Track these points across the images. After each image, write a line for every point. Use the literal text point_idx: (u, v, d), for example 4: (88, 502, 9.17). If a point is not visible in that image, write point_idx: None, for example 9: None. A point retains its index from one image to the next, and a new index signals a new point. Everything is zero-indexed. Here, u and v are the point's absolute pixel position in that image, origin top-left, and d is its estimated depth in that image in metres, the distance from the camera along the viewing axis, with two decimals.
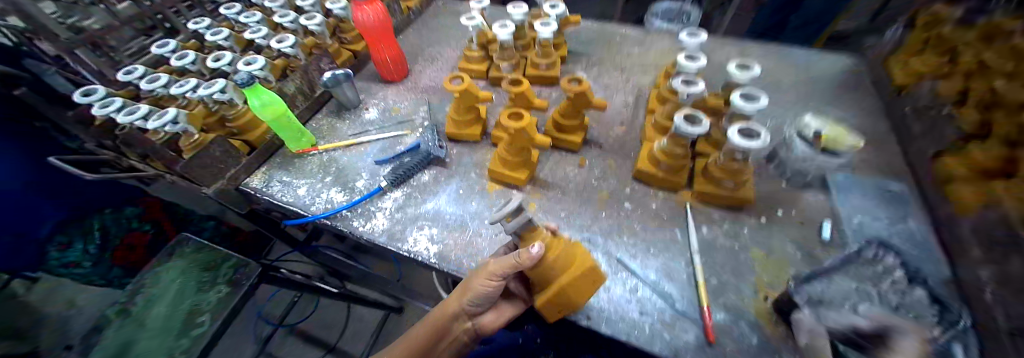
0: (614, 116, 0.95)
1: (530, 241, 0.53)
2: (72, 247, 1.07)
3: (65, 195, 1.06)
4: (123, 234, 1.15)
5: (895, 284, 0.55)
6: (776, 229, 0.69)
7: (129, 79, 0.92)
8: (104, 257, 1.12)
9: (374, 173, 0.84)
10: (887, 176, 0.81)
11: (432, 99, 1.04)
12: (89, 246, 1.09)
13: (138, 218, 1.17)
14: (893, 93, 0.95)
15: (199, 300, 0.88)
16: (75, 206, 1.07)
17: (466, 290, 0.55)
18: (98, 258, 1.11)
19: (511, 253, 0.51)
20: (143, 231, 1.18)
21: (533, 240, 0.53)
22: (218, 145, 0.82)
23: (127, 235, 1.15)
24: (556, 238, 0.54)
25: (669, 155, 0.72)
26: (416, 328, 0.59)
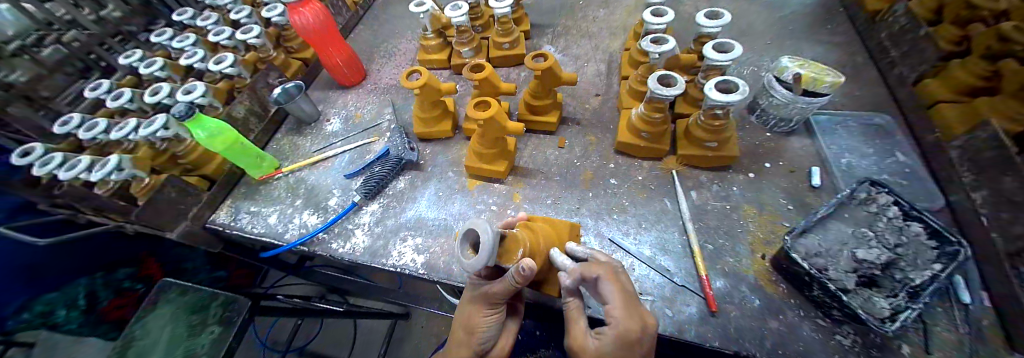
0: (588, 88, 0.90)
1: (511, 254, 0.48)
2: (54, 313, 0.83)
3: (47, 264, 0.79)
4: (112, 294, 0.90)
5: (890, 223, 0.54)
6: (766, 182, 0.67)
7: (67, 130, 0.84)
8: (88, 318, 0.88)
9: (346, 188, 0.79)
10: (871, 108, 0.79)
11: (396, 98, 0.98)
12: (71, 313, 0.84)
13: (131, 277, 0.91)
14: (866, 20, 0.92)
15: (193, 345, 0.83)
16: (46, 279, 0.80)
17: (471, 328, 0.50)
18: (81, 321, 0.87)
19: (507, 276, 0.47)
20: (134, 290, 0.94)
21: (517, 250, 0.49)
22: (173, 185, 0.75)
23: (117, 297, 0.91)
24: (528, 230, 0.53)
25: (647, 122, 0.67)
26: None
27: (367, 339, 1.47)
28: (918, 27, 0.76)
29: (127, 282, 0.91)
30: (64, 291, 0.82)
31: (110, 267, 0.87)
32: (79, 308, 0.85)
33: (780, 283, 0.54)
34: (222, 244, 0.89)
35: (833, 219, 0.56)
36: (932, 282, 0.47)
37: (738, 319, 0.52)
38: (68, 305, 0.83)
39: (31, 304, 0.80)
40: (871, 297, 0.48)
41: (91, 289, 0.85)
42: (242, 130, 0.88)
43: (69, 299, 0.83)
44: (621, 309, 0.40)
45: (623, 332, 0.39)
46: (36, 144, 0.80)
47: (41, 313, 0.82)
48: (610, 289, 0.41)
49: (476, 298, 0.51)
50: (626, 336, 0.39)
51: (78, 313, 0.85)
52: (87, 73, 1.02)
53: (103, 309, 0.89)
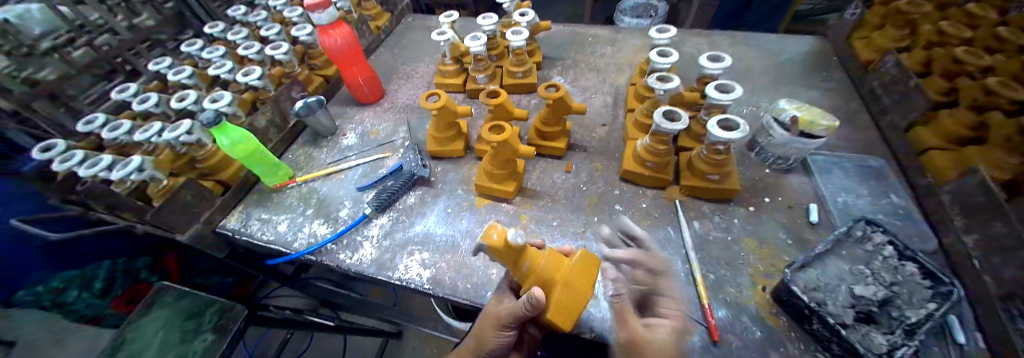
0: (595, 118, 0.94)
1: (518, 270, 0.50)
2: (67, 292, 0.94)
3: (65, 252, 0.88)
4: (128, 283, 1.01)
5: (885, 262, 0.56)
6: (765, 216, 0.69)
7: (90, 129, 0.87)
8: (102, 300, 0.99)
9: (357, 200, 0.81)
10: (866, 151, 0.83)
11: (411, 118, 1.02)
12: (84, 294, 0.96)
13: (149, 268, 1.02)
14: (859, 70, 0.98)
15: (185, 351, 0.83)
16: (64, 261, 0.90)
17: (481, 340, 0.53)
18: (93, 301, 0.98)
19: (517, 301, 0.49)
20: (148, 282, 1.04)
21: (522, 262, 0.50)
22: (189, 188, 0.77)
23: (131, 287, 1.02)
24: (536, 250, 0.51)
25: (652, 153, 0.71)
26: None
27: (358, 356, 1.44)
28: (907, 78, 0.82)
29: (145, 273, 1.02)
30: (85, 272, 0.93)
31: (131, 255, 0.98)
32: (92, 291, 0.97)
33: (781, 316, 0.55)
34: (228, 250, 0.90)
35: (831, 255, 0.58)
36: (927, 321, 0.48)
37: (739, 349, 0.53)
38: (84, 285, 0.95)
39: (49, 279, 0.92)
40: (869, 333, 0.49)
41: (111, 274, 0.97)
42: (262, 139, 0.91)
43: (87, 280, 0.95)
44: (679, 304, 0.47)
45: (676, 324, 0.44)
46: (59, 141, 0.83)
47: (54, 290, 0.93)
48: (671, 285, 0.48)
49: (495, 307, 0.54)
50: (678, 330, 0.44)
51: (92, 294, 0.97)
52: (113, 75, 1.07)
53: (116, 296, 1.01)
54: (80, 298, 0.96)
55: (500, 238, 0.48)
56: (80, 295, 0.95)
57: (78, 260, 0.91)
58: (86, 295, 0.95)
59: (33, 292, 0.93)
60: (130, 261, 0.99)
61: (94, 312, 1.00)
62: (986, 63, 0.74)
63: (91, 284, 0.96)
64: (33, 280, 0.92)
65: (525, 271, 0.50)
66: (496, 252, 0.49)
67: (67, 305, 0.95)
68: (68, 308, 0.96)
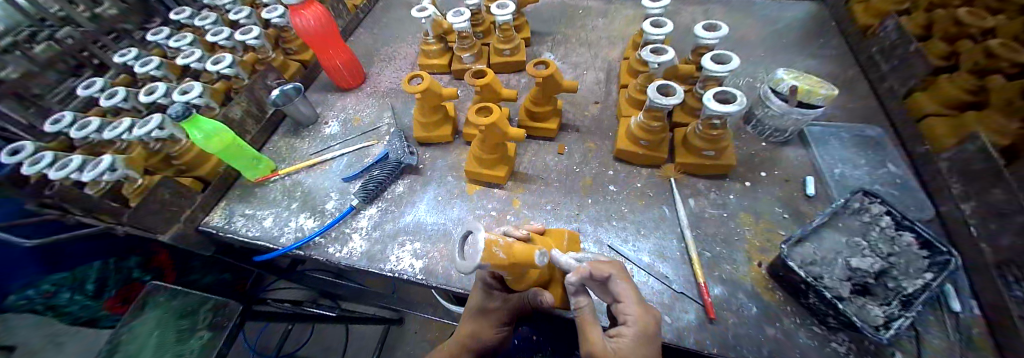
0: (588, 96, 0.91)
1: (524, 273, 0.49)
2: (59, 294, 0.90)
3: (58, 255, 0.84)
4: (121, 283, 0.98)
5: (882, 233, 0.56)
6: (761, 190, 0.68)
7: (58, 128, 0.82)
8: (95, 302, 0.96)
9: (344, 191, 0.79)
10: (862, 120, 0.81)
11: (395, 103, 0.98)
12: (77, 296, 0.92)
13: (140, 267, 1.00)
14: (858, 35, 0.94)
15: (181, 350, 0.81)
16: (56, 262, 0.86)
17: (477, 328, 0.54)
18: (87, 302, 0.94)
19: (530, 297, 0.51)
20: (141, 281, 1.01)
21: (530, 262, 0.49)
22: (166, 187, 0.74)
23: (124, 287, 0.99)
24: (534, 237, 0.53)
25: (647, 130, 0.68)
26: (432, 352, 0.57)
27: (360, 343, 1.45)
28: (907, 43, 0.79)
29: (136, 272, 1.00)
30: (75, 274, 0.90)
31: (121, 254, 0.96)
32: (85, 293, 0.93)
33: (777, 291, 0.55)
34: (215, 247, 0.87)
35: (828, 227, 0.57)
36: (924, 292, 0.48)
37: (736, 326, 0.52)
38: (75, 288, 0.91)
39: (39, 282, 0.88)
40: (866, 305, 0.49)
41: (103, 275, 0.94)
42: (239, 131, 0.87)
43: (78, 282, 0.91)
44: (635, 306, 0.42)
45: (642, 327, 0.41)
46: (26, 143, 0.80)
47: (46, 293, 0.89)
48: (624, 287, 0.43)
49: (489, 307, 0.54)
50: (645, 332, 0.41)
51: (85, 296, 0.93)
52: (79, 70, 1.01)
53: (108, 298, 0.97)
54: (72, 301, 0.92)
55: (507, 253, 0.44)
56: (71, 298, 0.91)
57: (71, 261, 0.87)
58: (78, 297, 0.92)
59: (23, 296, 0.89)
60: (121, 261, 0.97)
61: (88, 315, 0.97)
62: (989, 25, 0.70)
63: (82, 287, 0.92)
64: (21, 284, 0.87)
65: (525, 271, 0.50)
66: (502, 266, 0.44)
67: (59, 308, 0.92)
68: (61, 311, 0.94)
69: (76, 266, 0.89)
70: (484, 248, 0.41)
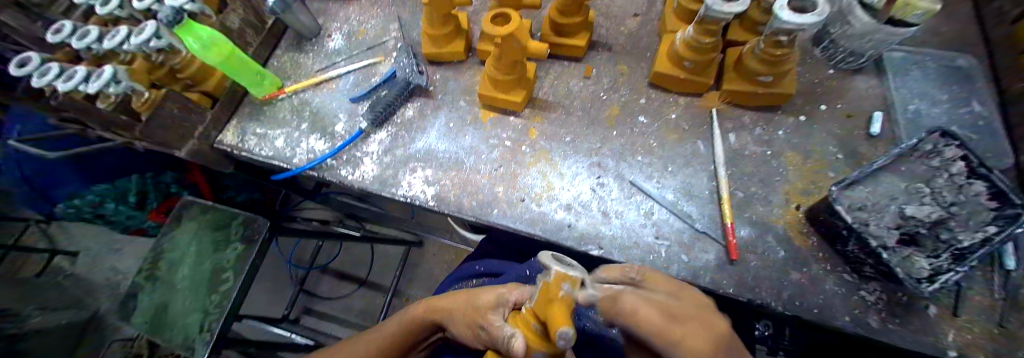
0: (624, 7, 0.77)
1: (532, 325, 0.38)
2: (104, 205, 0.98)
3: (93, 167, 0.93)
4: (162, 197, 1.04)
5: (952, 179, 0.48)
6: (817, 127, 0.60)
7: (59, 39, 0.77)
8: (140, 213, 1.02)
9: (352, 114, 0.75)
10: (959, 45, 0.66)
11: (403, 14, 0.87)
12: (123, 206, 0.99)
13: (177, 183, 1.04)
14: None
15: (219, 259, 0.88)
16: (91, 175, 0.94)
17: (472, 299, 0.47)
18: (134, 213, 1.01)
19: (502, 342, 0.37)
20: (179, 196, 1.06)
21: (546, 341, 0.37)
22: (174, 100, 0.71)
23: (165, 200, 1.05)
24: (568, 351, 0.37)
25: (692, 48, 0.58)
26: (409, 307, 0.54)
27: (384, 260, 1.55)
28: None
29: (175, 188, 1.04)
30: (117, 187, 0.98)
31: (157, 170, 1.01)
32: (129, 204, 1.00)
33: (811, 237, 0.51)
34: (233, 164, 0.88)
35: (886, 171, 0.50)
36: (983, 247, 0.42)
37: (759, 269, 0.50)
38: (118, 198, 0.98)
39: (84, 193, 0.96)
40: (910, 257, 0.44)
41: (143, 188, 1.00)
42: (239, 43, 0.81)
43: (121, 194, 0.98)
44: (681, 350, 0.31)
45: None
46: (31, 54, 0.75)
47: (92, 203, 0.97)
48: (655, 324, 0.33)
49: (485, 313, 0.44)
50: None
51: (129, 207, 1.00)
52: None
53: (152, 209, 1.03)
54: (118, 210, 0.99)
55: (554, 294, 0.34)
56: (117, 208, 0.99)
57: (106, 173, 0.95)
58: (123, 207, 0.99)
59: (72, 205, 0.98)
60: (159, 176, 1.02)
61: (137, 223, 1.05)
62: None
63: (125, 198, 0.99)
64: (68, 193, 0.96)
65: (536, 333, 0.37)
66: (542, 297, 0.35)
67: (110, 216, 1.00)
68: (111, 219, 1.01)
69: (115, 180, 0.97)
70: (554, 270, 0.35)
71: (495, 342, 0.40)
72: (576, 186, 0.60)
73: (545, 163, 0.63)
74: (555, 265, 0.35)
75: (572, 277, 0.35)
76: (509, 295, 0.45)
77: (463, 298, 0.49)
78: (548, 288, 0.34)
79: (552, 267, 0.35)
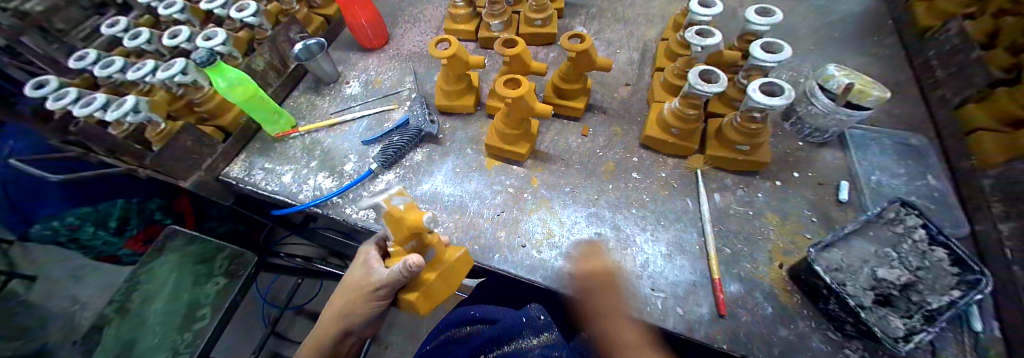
0: (618, 76, 0.87)
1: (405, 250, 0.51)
2: (81, 228, 0.92)
3: (82, 189, 0.89)
4: (145, 224, 1.00)
5: (916, 245, 0.52)
6: (793, 191, 0.66)
7: (82, 65, 0.81)
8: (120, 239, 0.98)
9: (363, 155, 0.78)
10: (908, 126, 0.75)
11: (418, 68, 0.95)
12: (102, 231, 0.94)
13: (163, 210, 1.02)
14: (915, 36, 0.85)
15: (197, 294, 0.86)
16: (79, 197, 0.89)
17: (356, 283, 0.54)
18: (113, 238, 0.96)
19: (399, 272, 0.47)
20: (161, 224, 1.03)
21: (430, 245, 0.50)
22: (189, 133, 0.74)
23: (146, 228, 1.01)
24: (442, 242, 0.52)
25: (680, 117, 0.65)
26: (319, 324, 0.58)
27: None
28: (971, 49, 0.73)
29: (159, 214, 1.02)
30: (99, 211, 0.91)
31: (146, 196, 0.99)
32: (108, 229, 0.95)
33: (795, 294, 0.54)
34: (234, 197, 0.89)
35: (857, 236, 0.54)
36: (949, 309, 0.46)
37: (750, 324, 0.52)
38: (99, 223, 0.93)
39: (63, 214, 0.90)
40: (886, 317, 0.47)
41: (126, 213, 0.95)
42: (261, 83, 0.86)
43: (102, 218, 0.93)
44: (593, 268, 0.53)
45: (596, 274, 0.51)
46: (51, 77, 0.79)
47: (70, 226, 0.90)
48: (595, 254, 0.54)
49: (364, 276, 0.54)
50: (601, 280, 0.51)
51: (108, 232, 0.95)
52: (103, 9, 1.01)
53: (131, 236, 0.99)
54: (95, 235, 0.94)
55: (400, 211, 0.46)
56: (95, 233, 0.93)
57: (92, 197, 0.90)
58: (102, 232, 0.94)
59: (48, 227, 0.90)
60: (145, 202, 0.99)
61: (111, 250, 1.00)
62: None
63: (105, 223, 0.94)
64: (46, 215, 0.89)
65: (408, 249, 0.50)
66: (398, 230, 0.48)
67: (82, 241, 0.94)
68: (84, 244, 0.95)
69: (100, 203, 0.92)
70: (387, 199, 0.45)
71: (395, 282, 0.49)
72: (575, 235, 0.63)
73: (545, 211, 0.67)
74: (379, 199, 0.44)
75: (394, 192, 0.46)
76: (369, 256, 0.56)
77: (352, 286, 0.55)
78: (392, 213, 0.46)
79: (379, 196, 0.45)
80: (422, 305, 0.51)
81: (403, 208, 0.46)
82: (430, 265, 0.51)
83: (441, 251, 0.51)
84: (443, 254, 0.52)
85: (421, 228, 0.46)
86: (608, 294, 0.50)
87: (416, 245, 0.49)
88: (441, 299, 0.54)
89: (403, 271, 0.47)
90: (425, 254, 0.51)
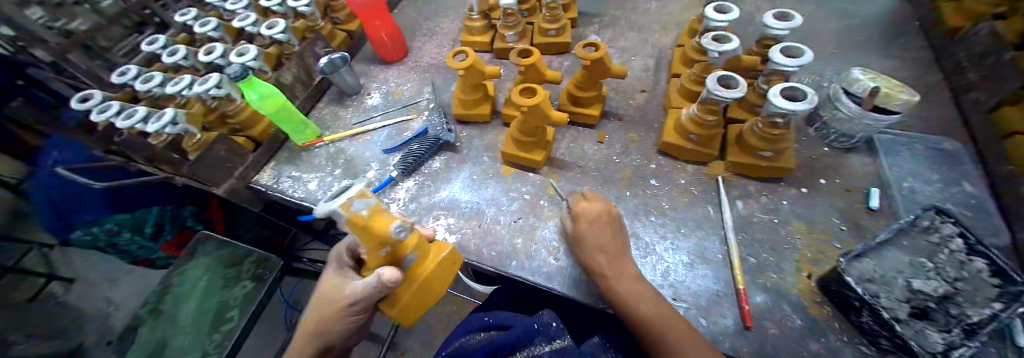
0: (633, 84, 0.87)
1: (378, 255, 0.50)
2: (119, 234, 0.98)
3: (120, 200, 0.92)
4: (178, 229, 1.06)
5: (953, 255, 0.50)
6: (819, 199, 0.64)
7: (125, 80, 0.87)
8: (154, 243, 1.04)
9: (384, 162, 0.81)
10: (941, 130, 0.72)
11: (436, 78, 0.98)
12: (138, 236, 1.00)
13: (195, 216, 1.06)
14: (944, 37, 0.83)
15: (226, 296, 0.88)
16: (117, 206, 0.93)
17: (333, 290, 0.53)
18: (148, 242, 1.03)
19: (376, 281, 0.47)
20: (193, 229, 1.08)
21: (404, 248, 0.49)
22: (223, 143, 0.78)
23: (179, 233, 1.06)
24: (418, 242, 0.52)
25: (699, 124, 0.65)
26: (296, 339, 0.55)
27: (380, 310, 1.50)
28: (1002, 50, 0.70)
29: (191, 221, 1.06)
30: (135, 217, 0.97)
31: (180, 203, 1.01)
32: (144, 235, 1.01)
33: (825, 306, 0.52)
34: (263, 204, 0.92)
35: (889, 245, 0.52)
36: (991, 323, 0.43)
37: (777, 337, 0.50)
38: (136, 229, 0.99)
39: (104, 221, 0.95)
40: (923, 330, 0.46)
41: (160, 220, 1.01)
42: (289, 95, 0.90)
43: (138, 224, 0.98)
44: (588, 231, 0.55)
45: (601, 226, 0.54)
46: (95, 92, 0.84)
47: (109, 231, 0.97)
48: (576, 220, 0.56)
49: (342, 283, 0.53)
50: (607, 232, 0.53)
51: (144, 238, 1.01)
52: (143, 27, 1.08)
53: (165, 241, 1.05)
54: (133, 240, 1.00)
55: (365, 218, 0.43)
56: (132, 238, 0.99)
57: (130, 205, 0.94)
58: (138, 237, 1.00)
59: (89, 232, 0.97)
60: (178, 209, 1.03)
61: (147, 254, 1.06)
62: None
63: (141, 229, 1.00)
64: (90, 220, 0.95)
65: (381, 255, 0.49)
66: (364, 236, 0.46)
67: (121, 245, 1.00)
68: (122, 248, 1.02)
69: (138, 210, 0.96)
70: (344, 206, 0.42)
71: (372, 290, 0.48)
72: None
73: (562, 218, 0.67)
74: (338, 207, 0.41)
75: (356, 197, 0.43)
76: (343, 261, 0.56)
77: (327, 296, 0.53)
78: (356, 219, 0.43)
79: (336, 204, 0.42)
80: (404, 306, 0.52)
81: (367, 213, 0.44)
82: (408, 268, 0.51)
83: (418, 252, 0.51)
84: (419, 256, 0.51)
85: (390, 235, 0.44)
86: (611, 238, 0.52)
87: (390, 250, 0.48)
88: (424, 300, 0.55)
89: (380, 278, 0.47)
90: (402, 258, 0.50)
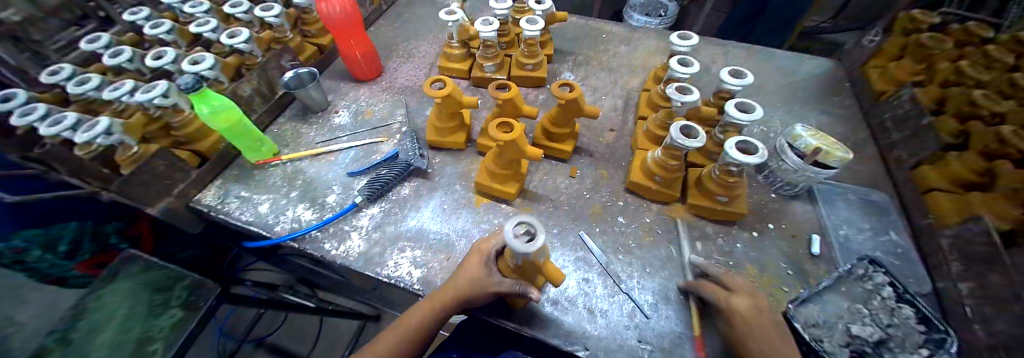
0: (604, 122, 0.90)
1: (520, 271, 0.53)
2: (27, 252, 0.80)
3: (34, 213, 0.76)
4: (98, 249, 0.89)
5: (885, 301, 0.54)
6: (768, 242, 0.68)
7: (53, 81, 0.77)
8: (69, 262, 0.87)
9: (347, 186, 0.77)
10: (870, 183, 0.81)
11: (410, 101, 0.96)
12: (50, 255, 0.82)
13: (120, 234, 0.90)
14: (871, 99, 0.94)
15: (149, 327, 0.77)
16: (29, 221, 0.76)
17: (467, 281, 0.52)
18: (61, 262, 0.85)
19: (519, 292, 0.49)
20: (118, 249, 0.92)
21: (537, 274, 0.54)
22: (162, 158, 0.70)
23: (100, 252, 0.90)
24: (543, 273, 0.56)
25: (662, 167, 0.68)
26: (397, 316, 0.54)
27: (330, 339, 1.39)
28: (921, 117, 0.80)
29: (116, 239, 0.90)
30: (49, 234, 0.79)
31: (104, 219, 0.86)
32: (59, 253, 0.83)
33: None
34: (204, 224, 0.84)
35: (830, 291, 0.56)
36: None
37: None
38: (47, 247, 0.81)
39: (9, 238, 0.76)
40: None
41: (78, 238, 0.83)
42: (245, 108, 0.84)
43: (51, 242, 0.80)
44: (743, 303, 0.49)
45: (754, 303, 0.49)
46: (18, 91, 0.74)
47: (13, 250, 0.78)
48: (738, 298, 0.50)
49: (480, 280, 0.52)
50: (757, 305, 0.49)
51: (57, 256, 0.84)
52: (83, 21, 0.98)
53: (82, 261, 0.89)
54: (42, 259, 0.82)
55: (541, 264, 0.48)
56: (41, 256, 0.81)
57: (46, 219, 0.77)
58: (49, 257, 0.82)
59: None
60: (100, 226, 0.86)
61: (56, 274, 0.88)
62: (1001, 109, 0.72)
63: (54, 247, 0.82)
64: None
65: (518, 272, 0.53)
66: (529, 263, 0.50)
67: (24, 263, 0.82)
68: (27, 265, 0.83)
69: (53, 225, 0.79)
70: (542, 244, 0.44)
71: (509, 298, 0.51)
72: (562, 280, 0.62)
73: None
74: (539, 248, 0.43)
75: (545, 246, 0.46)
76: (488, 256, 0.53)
77: (458, 282, 0.52)
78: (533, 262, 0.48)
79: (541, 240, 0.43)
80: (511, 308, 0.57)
81: (542, 258, 0.48)
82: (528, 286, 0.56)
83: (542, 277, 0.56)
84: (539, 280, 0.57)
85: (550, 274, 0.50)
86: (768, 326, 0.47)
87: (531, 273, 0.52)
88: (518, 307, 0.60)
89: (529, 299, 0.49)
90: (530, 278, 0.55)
